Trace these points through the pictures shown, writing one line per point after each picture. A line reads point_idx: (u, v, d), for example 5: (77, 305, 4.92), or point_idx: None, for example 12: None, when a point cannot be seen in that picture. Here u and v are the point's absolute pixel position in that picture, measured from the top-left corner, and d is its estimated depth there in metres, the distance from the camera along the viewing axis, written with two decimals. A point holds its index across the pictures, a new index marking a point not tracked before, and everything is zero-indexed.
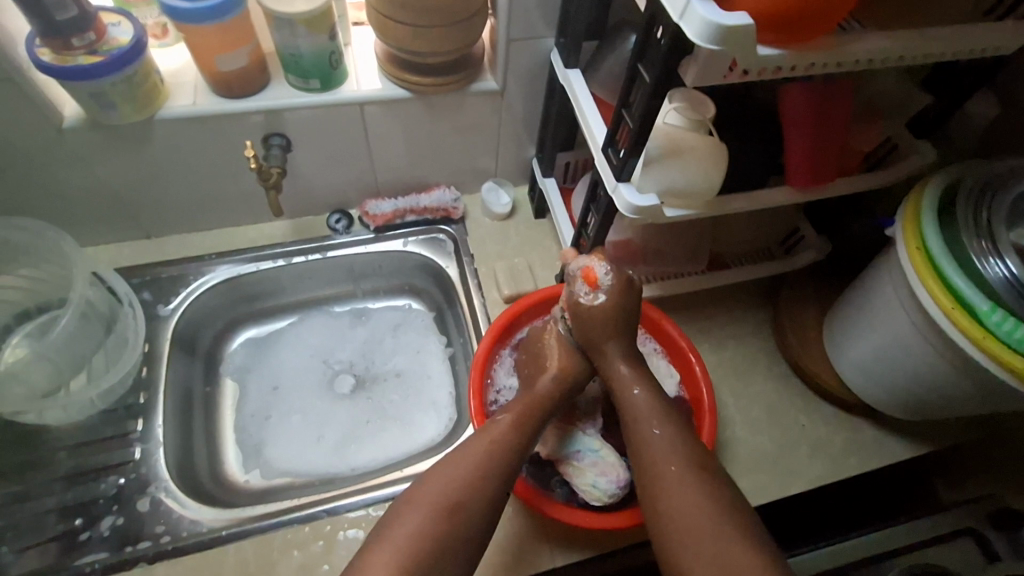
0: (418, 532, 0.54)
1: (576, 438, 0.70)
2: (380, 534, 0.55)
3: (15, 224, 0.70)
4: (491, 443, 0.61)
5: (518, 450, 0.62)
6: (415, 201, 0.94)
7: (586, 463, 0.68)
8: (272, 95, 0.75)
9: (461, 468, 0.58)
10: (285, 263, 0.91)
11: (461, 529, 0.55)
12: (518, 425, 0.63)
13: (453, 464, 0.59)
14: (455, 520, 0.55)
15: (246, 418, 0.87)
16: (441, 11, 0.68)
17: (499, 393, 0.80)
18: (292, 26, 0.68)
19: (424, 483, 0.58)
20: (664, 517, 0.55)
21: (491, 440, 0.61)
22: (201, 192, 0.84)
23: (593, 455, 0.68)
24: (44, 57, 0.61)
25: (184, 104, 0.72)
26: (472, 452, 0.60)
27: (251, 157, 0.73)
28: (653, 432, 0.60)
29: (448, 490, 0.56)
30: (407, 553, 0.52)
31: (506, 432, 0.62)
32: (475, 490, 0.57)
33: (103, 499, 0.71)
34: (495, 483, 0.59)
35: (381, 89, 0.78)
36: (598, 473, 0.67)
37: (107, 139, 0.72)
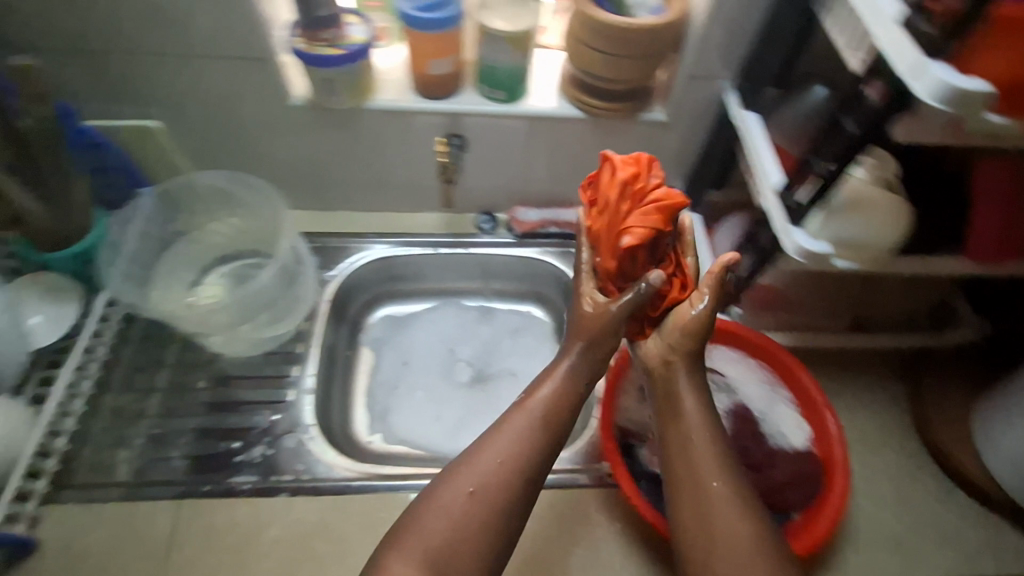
0: (455, 519, 0.57)
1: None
2: (422, 514, 0.58)
3: (237, 179, 0.82)
4: (524, 425, 0.62)
5: (540, 441, 0.62)
6: (559, 215, 0.99)
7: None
8: (463, 99, 0.83)
9: (497, 456, 0.60)
10: (433, 253, 0.99)
11: (501, 508, 0.58)
12: (545, 418, 0.63)
13: (490, 449, 0.61)
14: (491, 504, 0.58)
15: (377, 385, 0.95)
16: (642, 44, 0.72)
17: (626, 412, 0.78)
18: (499, 42, 0.75)
19: (459, 469, 0.60)
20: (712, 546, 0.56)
21: (525, 422, 0.62)
22: (378, 177, 0.93)
23: None
24: (299, 45, 0.71)
25: (389, 98, 0.81)
26: (505, 440, 0.61)
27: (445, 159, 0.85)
28: (702, 458, 0.61)
29: (481, 476, 0.59)
30: (433, 545, 0.55)
31: (539, 419, 0.63)
32: (507, 475, 0.60)
33: (256, 429, 0.79)
34: (530, 465, 0.61)
35: (559, 107, 0.84)
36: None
37: (320, 120, 0.82)
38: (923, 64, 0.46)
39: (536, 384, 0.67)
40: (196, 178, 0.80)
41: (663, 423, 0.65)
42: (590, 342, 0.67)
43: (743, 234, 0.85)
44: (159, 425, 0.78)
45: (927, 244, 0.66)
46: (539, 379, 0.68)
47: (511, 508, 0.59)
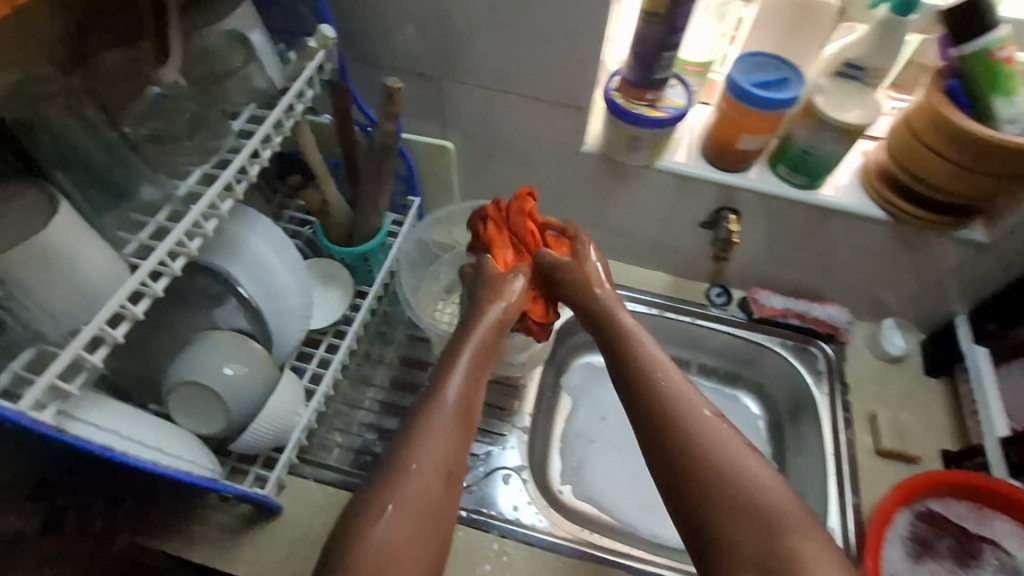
0: (390, 546, 0.51)
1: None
2: (372, 532, 0.51)
3: None
4: (450, 426, 0.58)
5: (452, 429, 0.58)
6: (807, 309, 0.91)
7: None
8: (755, 176, 0.78)
9: (433, 459, 0.55)
10: (657, 313, 0.95)
11: (438, 502, 0.54)
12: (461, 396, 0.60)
13: (429, 453, 0.56)
14: (435, 506, 0.54)
15: (573, 435, 0.93)
16: (1008, 163, 0.64)
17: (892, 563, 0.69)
18: (831, 131, 0.69)
19: (404, 487, 0.53)
20: (731, 496, 0.53)
21: (450, 421, 0.58)
22: (628, 229, 0.92)
23: None
24: (619, 101, 0.71)
25: (679, 162, 0.79)
26: (432, 442, 0.56)
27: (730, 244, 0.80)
28: (674, 399, 0.60)
29: (417, 491, 0.54)
30: (388, 556, 0.50)
31: (456, 415, 0.59)
32: (442, 484, 0.55)
33: (473, 456, 0.81)
34: (451, 469, 0.57)
35: (858, 203, 0.77)
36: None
37: (603, 170, 0.82)
38: None
39: (449, 364, 0.63)
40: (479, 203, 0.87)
41: (633, 386, 0.63)
42: (485, 316, 0.68)
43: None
44: (383, 424, 0.82)
45: None
46: (440, 372, 0.63)
47: (446, 498, 0.55)
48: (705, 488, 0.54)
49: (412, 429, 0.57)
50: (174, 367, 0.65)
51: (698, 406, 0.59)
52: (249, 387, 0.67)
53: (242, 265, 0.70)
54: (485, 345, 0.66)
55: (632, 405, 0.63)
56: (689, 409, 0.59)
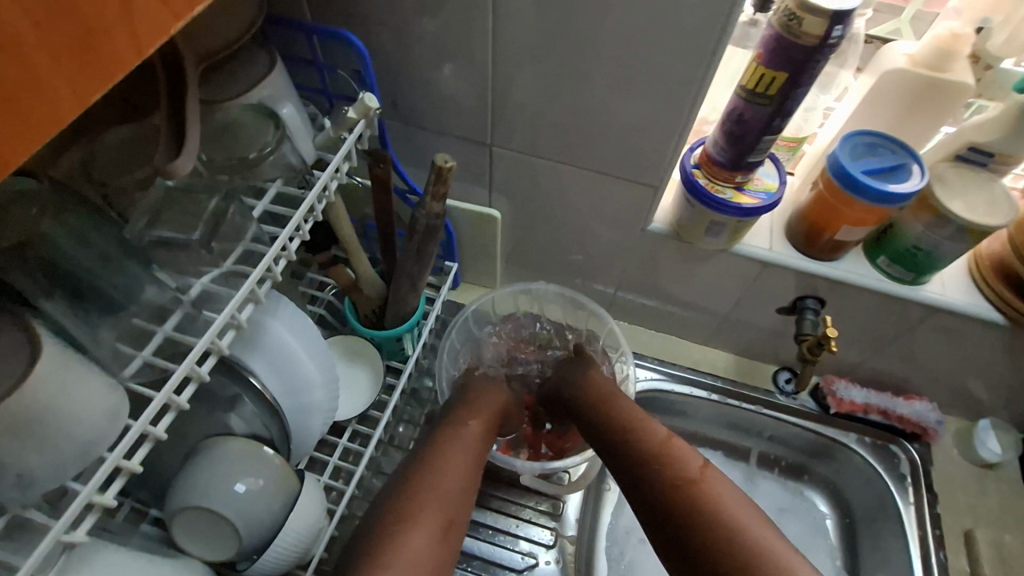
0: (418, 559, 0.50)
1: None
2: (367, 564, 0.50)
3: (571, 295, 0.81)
4: (467, 459, 0.60)
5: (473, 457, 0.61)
6: (890, 404, 0.81)
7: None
8: (847, 266, 0.69)
9: (430, 495, 0.55)
10: (717, 399, 0.84)
11: (448, 538, 0.54)
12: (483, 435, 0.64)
13: (429, 485, 0.56)
14: (443, 543, 0.53)
15: (620, 531, 0.82)
16: None
17: None
18: (949, 228, 0.60)
19: (398, 521, 0.53)
20: (697, 514, 0.53)
21: (463, 447, 0.61)
22: (689, 303, 0.81)
23: None
24: (701, 180, 0.62)
25: (759, 245, 0.69)
26: (431, 466, 0.58)
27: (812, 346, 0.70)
28: (639, 432, 0.61)
29: (422, 524, 0.53)
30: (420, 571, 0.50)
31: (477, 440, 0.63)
32: (462, 501, 0.57)
33: (513, 570, 0.71)
34: (459, 509, 0.57)
35: (968, 301, 0.67)
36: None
37: (671, 248, 0.72)
38: None
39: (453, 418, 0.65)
40: (534, 285, 0.81)
41: (596, 421, 0.65)
42: (478, 396, 0.68)
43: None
44: None
45: None
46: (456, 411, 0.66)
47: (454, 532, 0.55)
48: (672, 509, 0.54)
49: (424, 456, 0.60)
50: (177, 486, 0.56)
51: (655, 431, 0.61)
52: (263, 506, 0.57)
53: (263, 357, 0.61)
54: (486, 408, 0.67)
55: (598, 442, 0.64)
56: (655, 432, 0.61)
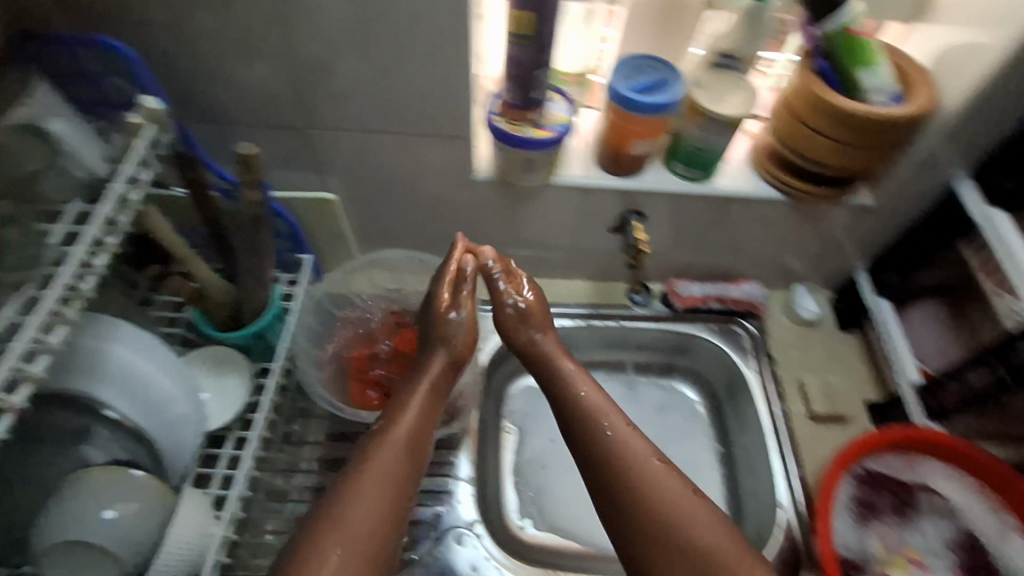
0: (349, 560, 0.53)
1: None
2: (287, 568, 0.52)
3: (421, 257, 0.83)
4: (401, 446, 0.61)
5: (398, 442, 0.61)
6: (724, 291, 0.93)
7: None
8: (651, 178, 0.77)
9: (363, 499, 0.56)
10: (585, 323, 0.92)
11: (377, 533, 0.55)
12: (407, 427, 0.62)
13: (361, 484, 0.57)
14: (370, 538, 0.55)
15: (526, 463, 0.91)
16: (878, 134, 0.66)
17: (844, 539, 0.70)
18: (717, 126, 0.69)
19: (326, 530, 0.54)
20: (643, 510, 0.59)
21: (404, 446, 0.61)
22: (537, 242, 0.87)
23: None
24: (501, 124, 0.67)
25: (576, 173, 0.77)
26: (377, 462, 0.59)
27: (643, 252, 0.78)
28: (613, 454, 0.62)
29: (349, 532, 0.54)
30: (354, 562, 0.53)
31: (404, 443, 0.61)
32: (395, 483, 0.58)
33: (423, 523, 0.75)
34: (389, 501, 0.57)
35: (753, 187, 0.78)
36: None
37: (499, 192, 0.77)
38: None
39: (401, 404, 0.65)
40: (382, 251, 0.83)
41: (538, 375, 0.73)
42: (405, 394, 0.66)
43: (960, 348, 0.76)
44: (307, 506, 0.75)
45: None
46: (393, 407, 0.65)
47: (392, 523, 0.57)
48: (635, 524, 0.59)
49: (362, 456, 0.60)
50: (37, 530, 0.54)
51: (577, 389, 0.69)
52: (138, 528, 0.56)
53: (110, 383, 0.59)
54: (439, 383, 0.68)
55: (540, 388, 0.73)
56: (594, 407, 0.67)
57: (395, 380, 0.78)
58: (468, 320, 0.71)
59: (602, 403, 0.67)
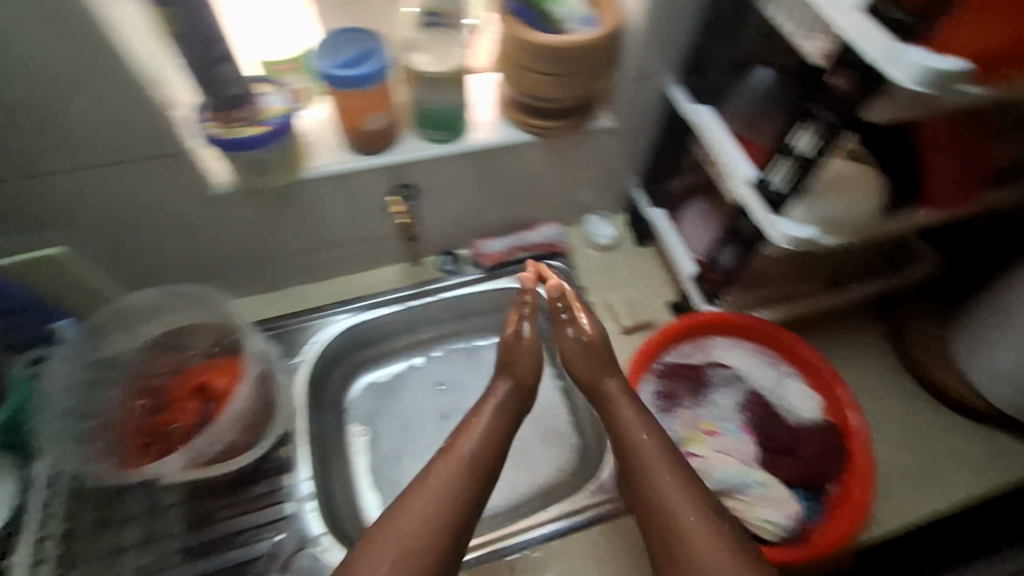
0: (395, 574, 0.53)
1: (738, 472, 0.69)
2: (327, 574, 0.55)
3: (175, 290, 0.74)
4: (451, 473, 0.61)
5: (468, 472, 0.62)
6: (524, 239, 0.97)
7: (754, 499, 0.68)
8: (403, 149, 0.77)
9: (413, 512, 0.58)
10: (402, 307, 0.93)
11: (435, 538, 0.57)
12: (479, 450, 0.64)
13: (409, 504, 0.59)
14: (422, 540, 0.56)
15: (380, 460, 0.90)
16: (579, 59, 0.70)
17: (654, 430, 0.76)
18: (438, 83, 0.70)
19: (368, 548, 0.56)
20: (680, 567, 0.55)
21: (458, 472, 0.62)
22: (324, 241, 0.85)
23: (759, 489, 0.68)
24: (212, 130, 0.63)
25: (330, 163, 0.74)
26: (435, 489, 0.60)
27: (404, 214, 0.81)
28: (642, 466, 0.62)
29: (392, 540, 0.56)
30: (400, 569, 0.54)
31: (468, 467, 0.62)
32: (429, 504, 0.59)
33: (263, 557, 0.72)
34: (446, 514, 0.58)
35: (503, 135, 0.80)
36: (770, 509, 0.67)
37: (250, 202, 0.73)
38: (895, 49, 0.44)
39: (472, 418, 0.68)
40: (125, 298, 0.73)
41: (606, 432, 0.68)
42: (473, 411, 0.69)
43: (717, 229, 0.84)
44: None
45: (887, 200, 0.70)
46: (461, 429, 0.67)
47: (441, 534, 0.57)
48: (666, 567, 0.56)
49: (450, 488, 0.60)
50: None
51: None
52: None
53: None
54: (504, 407, 0.70)
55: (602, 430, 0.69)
56: (643, 447, 0.63)
57: (175, 433, 0.70)
58: (529, 341, 0.73)
59: (618, 391, 0.70)
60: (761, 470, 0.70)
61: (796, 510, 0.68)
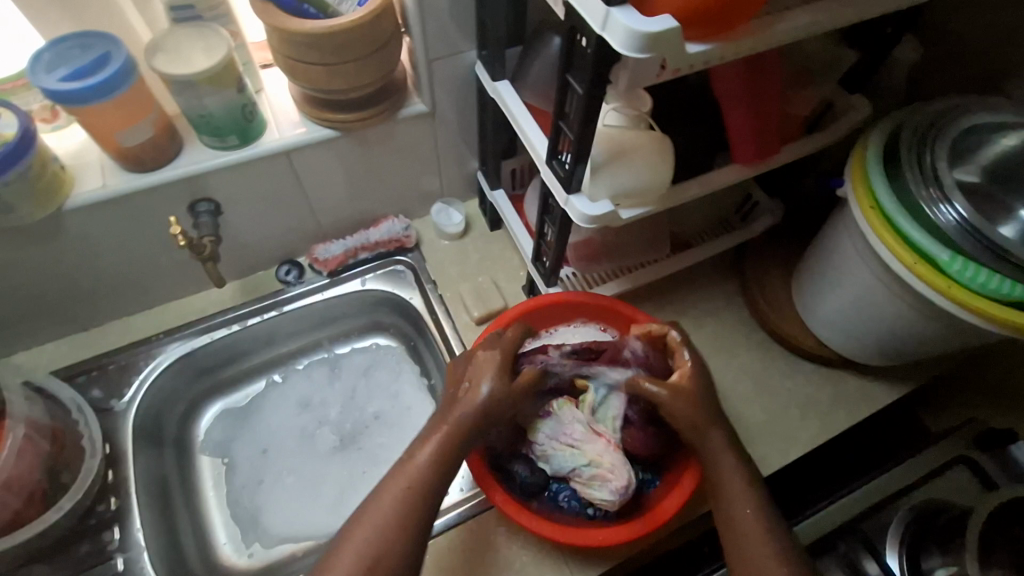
0: None
1: (567, 457, 0.69)
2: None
3: None
4: (408, 489, 0.59)
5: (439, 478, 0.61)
6: (364, 238, 0.90)
7: (586, 479, 0.68)
8: (188, 160, 0.70)
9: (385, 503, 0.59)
10: (240, 327, 0.86)
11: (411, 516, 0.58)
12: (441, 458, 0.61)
13: (391, 490, 0.59)
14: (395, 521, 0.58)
15: (238, 490, 0.85)
16: (352, 46, 0.63)
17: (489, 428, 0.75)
18: (195, 87, 0.63)
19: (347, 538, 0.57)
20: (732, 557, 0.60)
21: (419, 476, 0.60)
22: (128, 269, 0.77)
23: (588, 470, 0.68)
24: None
25: (93, 187, 0.66)
26: (388, 498, 0.59)
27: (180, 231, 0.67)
28: (718, 474, 0.64)
29: (363, 542, 0.56)
30: None
31: (428, 469, 0.61)
32: (386, 525, 0.57)
33: None
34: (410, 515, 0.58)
35: (305, 132, 0.73)
36: (599, 485, 0.67)
37: (12, 240, 0.65)
38: (607, 12, 0.42)
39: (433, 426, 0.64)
40: None
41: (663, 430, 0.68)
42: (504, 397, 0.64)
43: None
44: None
45: (697, 162, 0.68)
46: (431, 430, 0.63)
47: (420, 512, 0.59)
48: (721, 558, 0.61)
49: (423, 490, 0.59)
50: None
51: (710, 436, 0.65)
52: None
53: None
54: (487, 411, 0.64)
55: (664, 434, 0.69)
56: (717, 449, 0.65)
57: None
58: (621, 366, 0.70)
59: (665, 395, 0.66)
60: (589, 447, 0.68)
61: (619, 484, 0.66)
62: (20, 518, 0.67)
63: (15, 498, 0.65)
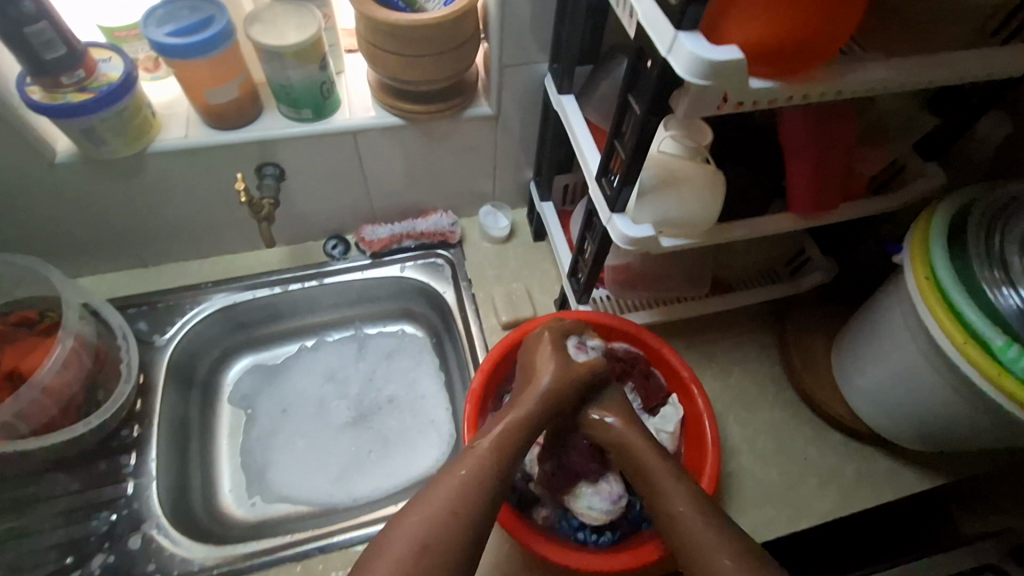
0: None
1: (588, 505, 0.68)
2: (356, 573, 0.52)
3: None
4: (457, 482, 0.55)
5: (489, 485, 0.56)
6: (412, 227, 0.93)
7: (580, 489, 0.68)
8: (264, 125, 0.74)
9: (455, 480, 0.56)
10: (282, 291, 0.90)
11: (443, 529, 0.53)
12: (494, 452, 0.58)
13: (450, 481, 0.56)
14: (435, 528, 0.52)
15: (252, 442, 0.89)
16: (433, 40, 0.67)
17: None
18: (281, 58, 0.67)
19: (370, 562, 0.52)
20: None
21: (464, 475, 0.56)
22: (193, 217, 0.83)
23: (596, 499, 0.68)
24: (34, 96, 0.61)
25: (175, 136, 0.72)
26: (432, 496, 0.55)
27: (241, 189, 0.72)
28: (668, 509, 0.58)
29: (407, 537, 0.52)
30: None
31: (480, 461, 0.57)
32: (435, 526, 0.53)
33: (95, 536, 0.71)
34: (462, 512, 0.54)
35: (375, 116, 0.77)
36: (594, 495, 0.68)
37: (98, 173, 0.72)
38: (674, 36, 0.42)
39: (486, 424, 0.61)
40: None
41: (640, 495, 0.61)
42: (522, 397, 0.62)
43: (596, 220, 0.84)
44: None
45: (751, 204, 0.66)
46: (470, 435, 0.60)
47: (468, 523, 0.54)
48: None
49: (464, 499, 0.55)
50: None
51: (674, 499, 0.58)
52: None
53: None
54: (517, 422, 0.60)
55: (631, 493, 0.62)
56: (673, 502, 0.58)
57: None
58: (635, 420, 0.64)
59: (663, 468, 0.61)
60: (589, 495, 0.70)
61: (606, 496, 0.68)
62: (52, 425, 0.72)
63: (51, 407, 0.71)
